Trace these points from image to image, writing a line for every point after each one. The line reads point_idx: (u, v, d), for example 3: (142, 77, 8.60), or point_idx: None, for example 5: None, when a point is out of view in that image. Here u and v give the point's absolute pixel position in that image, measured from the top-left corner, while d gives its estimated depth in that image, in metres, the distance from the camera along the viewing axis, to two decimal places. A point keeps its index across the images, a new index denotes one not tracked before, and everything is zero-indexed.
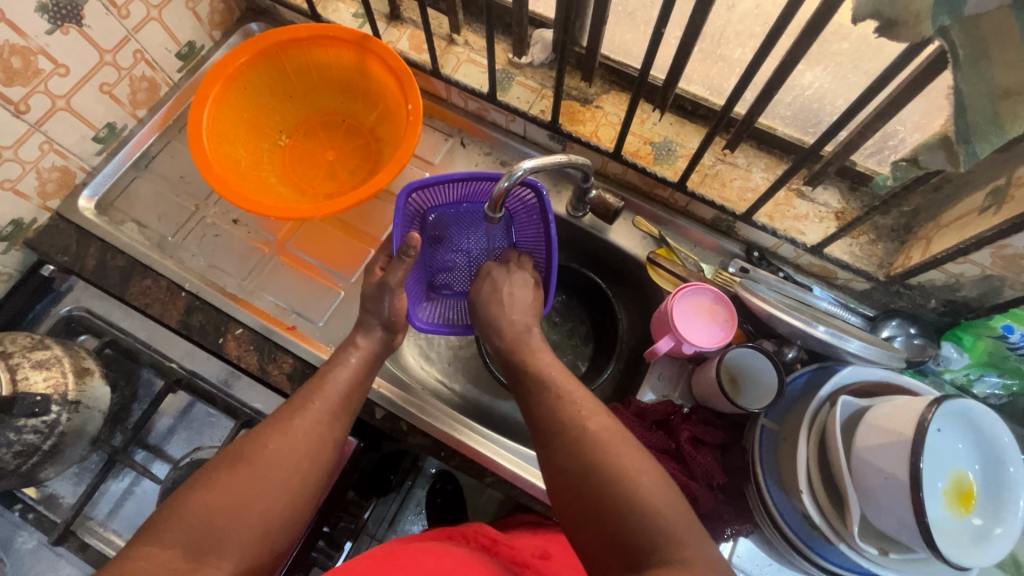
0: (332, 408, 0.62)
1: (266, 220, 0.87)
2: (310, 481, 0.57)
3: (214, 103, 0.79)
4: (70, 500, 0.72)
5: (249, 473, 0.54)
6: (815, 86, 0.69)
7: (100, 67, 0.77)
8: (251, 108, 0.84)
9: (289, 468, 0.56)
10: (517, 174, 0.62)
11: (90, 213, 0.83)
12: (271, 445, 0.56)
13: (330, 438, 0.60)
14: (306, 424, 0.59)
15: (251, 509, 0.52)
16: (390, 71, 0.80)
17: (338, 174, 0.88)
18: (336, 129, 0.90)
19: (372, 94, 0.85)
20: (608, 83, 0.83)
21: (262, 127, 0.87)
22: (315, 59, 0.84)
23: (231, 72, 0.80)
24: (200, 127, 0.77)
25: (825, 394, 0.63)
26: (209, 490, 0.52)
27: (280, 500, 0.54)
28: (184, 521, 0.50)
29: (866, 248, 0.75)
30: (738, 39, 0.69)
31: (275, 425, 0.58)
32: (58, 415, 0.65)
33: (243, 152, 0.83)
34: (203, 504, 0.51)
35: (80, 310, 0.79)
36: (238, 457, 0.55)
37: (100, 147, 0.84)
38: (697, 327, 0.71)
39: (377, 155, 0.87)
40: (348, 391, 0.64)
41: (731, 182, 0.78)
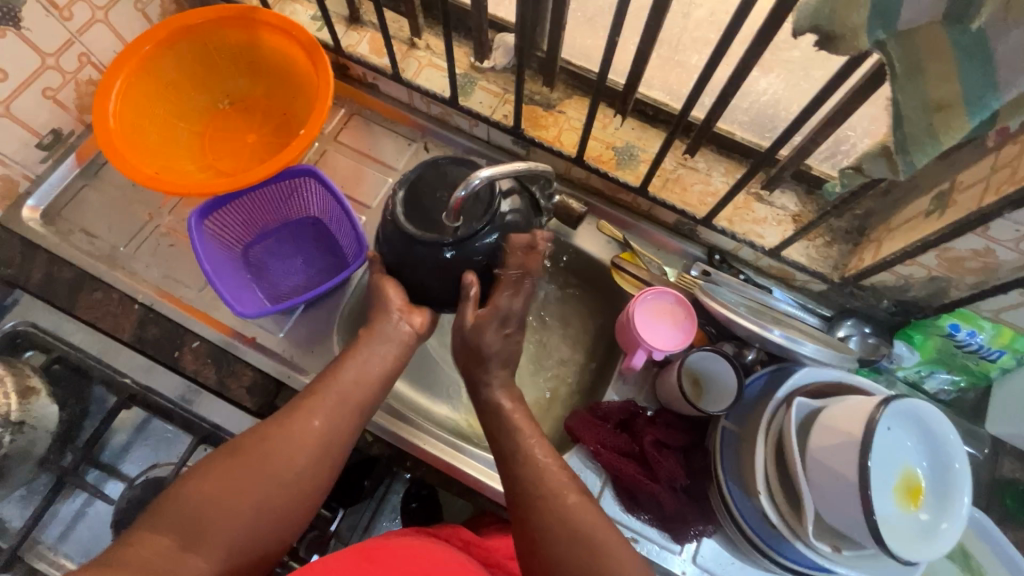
0: (328, 408, 0.61)
1: (191, 207, 0.84)
2: (298, 478, 0.57)
3: (124, 87, 0.76)
4: (18, 524, 0.69)
5: (249, 467, 0.55)
6: (770, 93, 0.70)
7: (42, 72, 0.74)
8: (163, 93, 0.81)
9: (277, 463, 0.56)
10: (475, 182, 0.58)
11: (35, 223, 0.79)
12: (270, 441, 0.57)
13: (334, 435, 0.60)
14: (314, 418, 0.60)
15: (241, 497, 0.54)
16: (301, 48, 0.79)
17: (258, 157, 0.86)
18: (253, 112, 0.88)
19: (285, 71, 0.83)
20: (570, 88, 0.83)
21: (176, 114, 0.84)
22: (226, 40, 0.82)
23: (139, 57, 0.77)
24: (107, 110, 0.74)
25: (782, 396, 0.65)
26: (208, 480, 0.54)
27: (278, 492, 0.55)
28: (184, 506, 0.53)
29: (822, 251, 0.76)
30: (694, 44, 0.72)
31: (282, 416, 0.60)
32: (0, 436, 0.63)
33: (156, 135, 0.81)
34: (198, 497, 0.53)
35: (26, 326, 0.75)
36: (254, 447, 0.57)
37: (45, 154, 0.81)
38: (664, 331, 0.71)
39: (295, 135, 0.84)
40: (357, 384, 0.64)
41: (692, 186, 0.79)
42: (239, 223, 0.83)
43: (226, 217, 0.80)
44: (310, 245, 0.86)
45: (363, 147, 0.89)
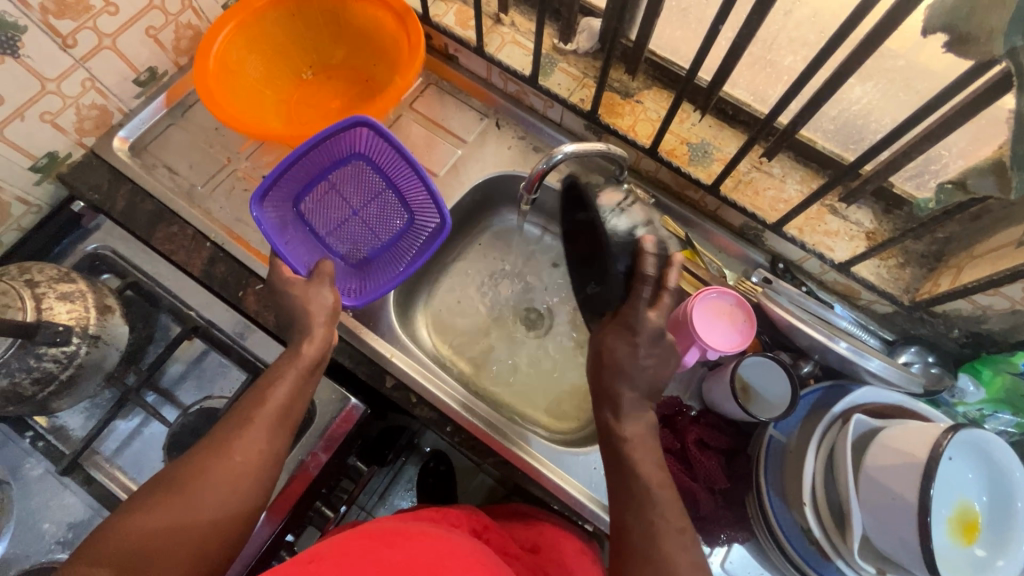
0: (266, 430, 0.58)
1: (267, 155, 0.87)
2: (245, 505, 0.54)
3: (230, 36, 0.80)
4: (79, 434, 0.72)
5: (189, 498, 0.51)
6: (864, 101, 0.68)
7: (148, 10, 0.77)
8: (262, 49, 0.84)
9: (223, 490, 0.53)
10: (557, 157, 0.64)
11: (123, 154, 0.83)
12: (211, 466, 0.54)
13: (272, 456, 0.57)
14: (252, 440, 0.57)
15: (187, 525, 0.50)
16: (397, 16, 0.81)
17: (339, 120, 0.87)
18: (340, 79, 0.89)
19: (377, 40, 0.85)
20: (651, 78, 0.82)
21: (271, 71, 0.86)
22: (326, 7, 0.85)
23: (248, 10, 0.81)
24: (211, 53, 0.78)
25: (839, 410, 0.63)
26: (146, 515, 0.50)
27: (223, 519, 0.52)
28: (119, 543, 0.47)
29: (894, 272, 0.74)
30: (790, 45, 0.68)
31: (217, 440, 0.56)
32: (78, 346, 0.65)
33: (249, 87, 0.83)
34: (135, 533, 0.48)
35: (106, 250, 0.80)
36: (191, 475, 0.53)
37: (140, 90, 0.85)
38: (720, 331, 0.69)
39: (378, 99, 0.87)
40: (291, 400, 0.61)
41: (764, 191, 0.78)
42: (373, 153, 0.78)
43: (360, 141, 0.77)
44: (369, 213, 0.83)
45: (437, 117, 0.90)
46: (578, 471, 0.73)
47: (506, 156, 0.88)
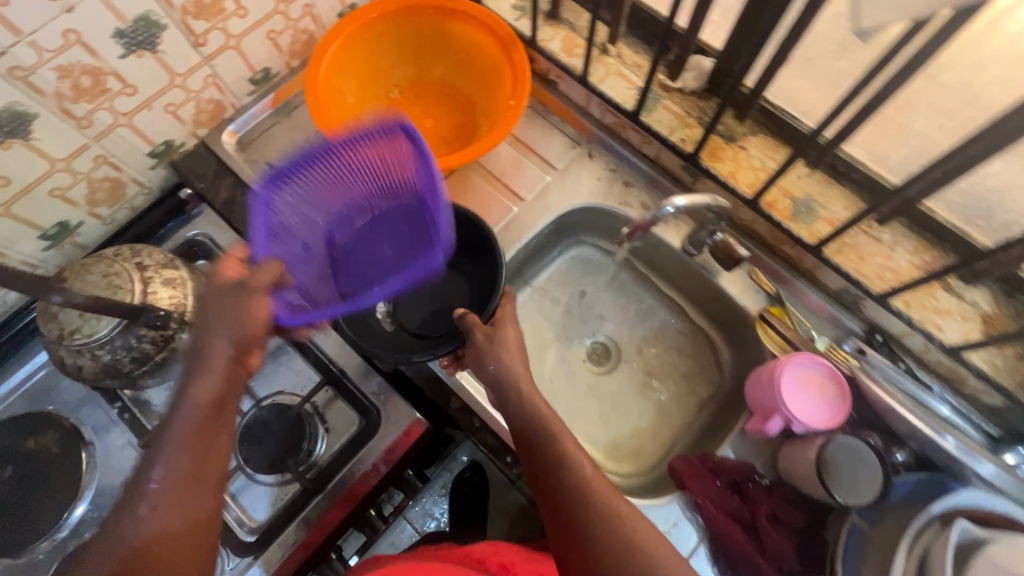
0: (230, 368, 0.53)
1: None
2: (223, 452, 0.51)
3: (337, 50, 0.81)
4: (162, 411, 0.76)
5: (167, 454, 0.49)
6: (1004, 176, 0.62)
7: (272, 15, 0.80)
8: (365, 65, 0.86)
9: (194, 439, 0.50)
10: (667, 209, 0.65)
11: (231, 147, 0.88)
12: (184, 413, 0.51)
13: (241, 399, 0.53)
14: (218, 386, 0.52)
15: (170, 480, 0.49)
16: (496, 39, 0.82)
17: (431, 141, 0.89)
18: (429, 97, 0.91)
19: (476, 66, 0.87)
20: (759, 125, 0.79)
21: (371, 85, 0.88)
22: (423, 28, 0.85)
23: (358, 25, 0.81)
24: (320, 70, 0.79)
25: (936, 511, 0.58)
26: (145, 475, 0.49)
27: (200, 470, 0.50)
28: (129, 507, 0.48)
29: (1013, 363, 0.68)
30: (926, 110, 0.63)
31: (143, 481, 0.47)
32: (175, 331, 0.68)
33: (349, 101, 0.85)
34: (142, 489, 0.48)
35: (204, 237, 0.84)
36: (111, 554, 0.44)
37: (253, 88, 0.89)
38: (807, 402, 0.66)
39: (472, 123, 0.89)
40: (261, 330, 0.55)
41: (870, 258, 0.73)
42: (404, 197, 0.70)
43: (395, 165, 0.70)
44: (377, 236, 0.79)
45: (529, 140, 0.90)
46: None
47: (595, 187, 0.87)
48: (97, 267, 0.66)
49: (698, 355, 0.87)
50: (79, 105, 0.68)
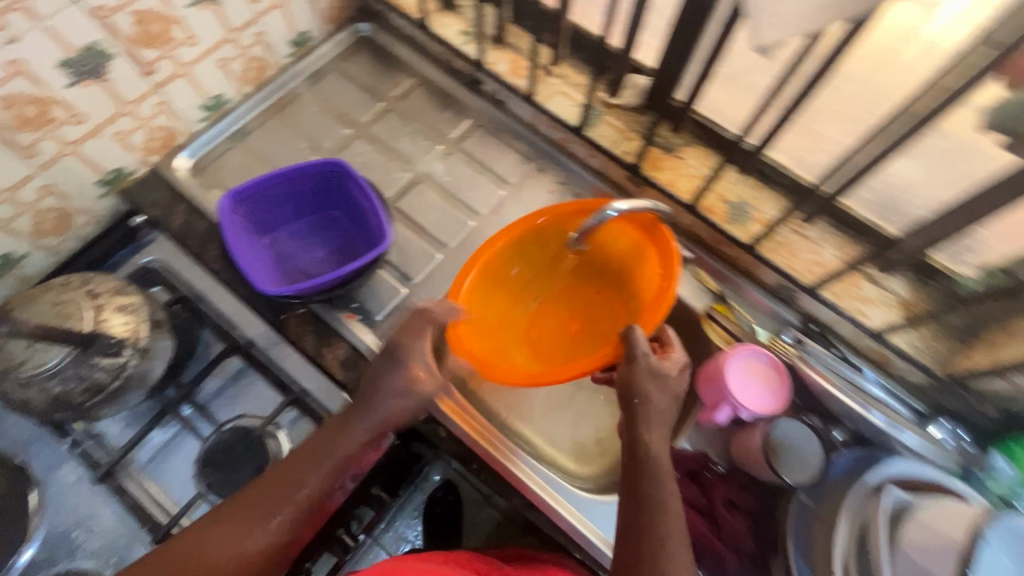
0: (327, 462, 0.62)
1: None
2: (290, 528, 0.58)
3: (472, 279, 0.77)
4: (119, 443, 0.74)
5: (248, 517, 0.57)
6: (906, 176, 0.69)
7: (223, 43, 0.83)
8: (504, 290, 0.82)
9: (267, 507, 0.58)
10: (608, 213, 0.68)
11: (184, 173, 0.88)
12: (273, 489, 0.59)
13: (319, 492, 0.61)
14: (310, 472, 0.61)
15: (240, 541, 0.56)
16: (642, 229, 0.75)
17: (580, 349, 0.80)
18: (590, 279, 0.84)
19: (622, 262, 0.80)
20: (693, 136, 0.86)
21: (516, 295, 0.84)
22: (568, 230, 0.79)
23: (490, 255, 0.77)
24: (461, 290, 0.75)
25: (873, 482, 0.63)
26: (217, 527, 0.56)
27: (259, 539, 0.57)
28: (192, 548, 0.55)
29: (929, 343, 0.75)
30: (835, 117, 0.70)
31: (272, 484, 0.59)
32: (128, 358, 0.68)
33: (513, 274, 0.82)
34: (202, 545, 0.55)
35: (159, 264, 0.83)
36: (230, 520, 0.57)
37: (205, 114, 0.89)
38: (750, 389, 0.70)
39: (628, 316, 0.78)
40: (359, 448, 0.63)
41: (800, 253, 0.80)
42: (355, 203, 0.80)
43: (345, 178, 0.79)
44: (322, 228, 0.85)
45: (482, 158, 0.93)
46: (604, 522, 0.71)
47: (547, 200, 0.91)
48: (47, 296, 0.66)
49: None
50: (23, 135, 0.68)
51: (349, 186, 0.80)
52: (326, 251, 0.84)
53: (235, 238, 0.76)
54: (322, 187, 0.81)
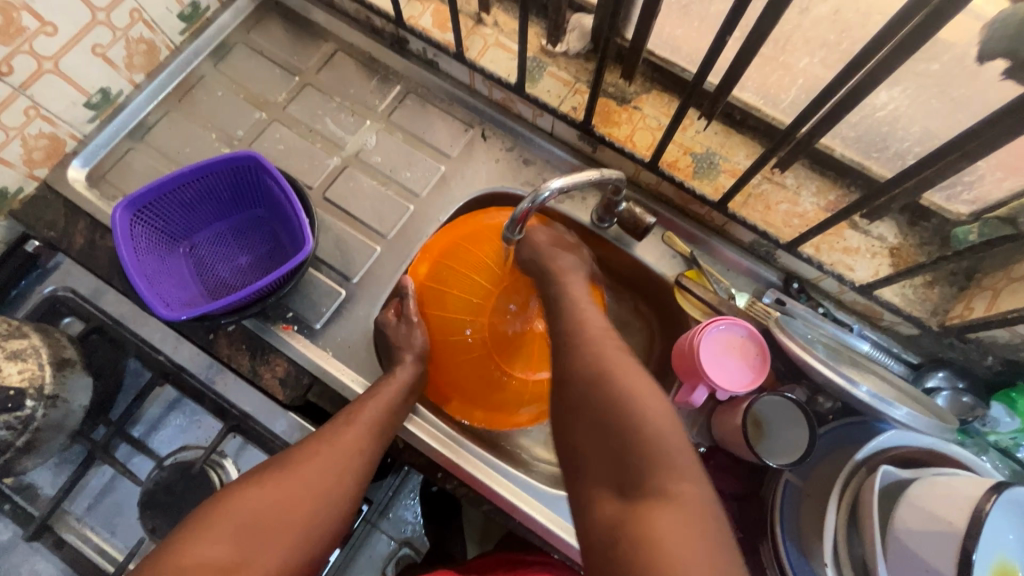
0: (367, 425, 0.62)
1: None
2: (350, 485, 0.59)
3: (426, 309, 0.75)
4: (49, 493, 0.68)
5: (303, 476, 0.57)
6: (891, 108, 0.59)
7: (92, 27, 0.70)
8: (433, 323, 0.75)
9: (320, 468, 0.58)
10: (544, 194, 0.57)
11: (80, 185, 0.77)
12: (315, 453, 0.59)
13: (372, 453, 0.61)
14: (355, 431, 0.61)
15: (299, 500, 0.56)
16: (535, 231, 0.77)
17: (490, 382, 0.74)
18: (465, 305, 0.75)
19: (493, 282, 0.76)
20: (649, 81, 0.75)
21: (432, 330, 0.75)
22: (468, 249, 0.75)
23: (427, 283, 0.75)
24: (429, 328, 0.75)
25: (861, 458, 0.58)
26: (260, 490, 0.55)
27: (322, 498, 0.57)
28: (241, 513, 0.53)
29: (920, 292, 0.68)
30: (806, 46, 0.60)
31: (324, 435, 0.61)
32: (33, 410, 0.61)
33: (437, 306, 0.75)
34: (254, 506, 0.54)
35: (66, 292, 0.74)
36: (294, 470, 0.57)
37: (93, 113, 0.78)
38: (728, 367, 0.64)
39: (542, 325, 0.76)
40: (391, 409, 0.64)
41: (777, 206, 0.71)
42: (280, 203, 0.71)
43: (262, 175, 0.70)
44: (245, 232, 0.76)
45: (416, 129, 0.83)
46: None
47: (494, 170, 0.81)
48: None
49: (631, 332, 0.83)
50: None
51: (268, 182, 0.70)
52: (250, 256, 0.75)
53: (137, 254, 0.66)
54: (235, 184, 0.71)
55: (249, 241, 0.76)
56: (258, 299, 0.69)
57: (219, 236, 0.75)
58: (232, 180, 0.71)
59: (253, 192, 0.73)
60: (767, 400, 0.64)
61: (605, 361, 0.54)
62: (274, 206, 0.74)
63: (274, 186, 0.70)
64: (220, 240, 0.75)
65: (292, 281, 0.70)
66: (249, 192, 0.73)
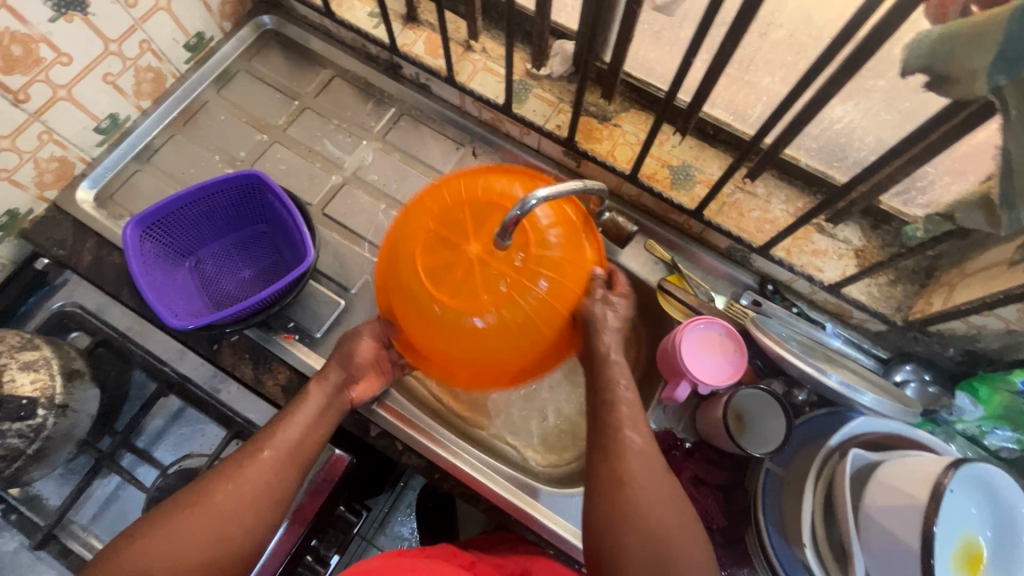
0: (278, 454, 0.59)
1: None
2: (257, 523, 0.56)
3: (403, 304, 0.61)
4: (56, 503, 0.70)
5: (198, 518, 0.53)
6: (846, 120, 0.65)
7: (104, 57, 0.75)
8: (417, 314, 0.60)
9: (220, 510, 0.54)
10: (531, 202, 0.55)
11: (88, 205, 0.81)
12: (217, 493, 0.55)
13: (282, 483, 0.58)
14: (260, 462, 0.58)
15: (195, 548, 0.52)
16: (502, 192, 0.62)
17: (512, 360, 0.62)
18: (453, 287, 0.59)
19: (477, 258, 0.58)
20: (628, 101, 0.81)
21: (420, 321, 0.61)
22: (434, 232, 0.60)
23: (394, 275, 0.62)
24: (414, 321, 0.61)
25: (834, 444, 0.61)
26: (148, 538, 0.52)
27: (222, 543, 0.53)
28: (128, 565, 0.50)
29: (885, 290, 0.73)
30: (768, 67, 0.66)
31: (227, 471, 0.57)
32: (44, 418, 0.63)
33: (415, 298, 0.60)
34: (141, 557, 0.51)
35: (73, 306, 0.77)
36: (190, 516, 0.54)
37: (102, 137, 0.82)
38: (706, 362, 0.68)
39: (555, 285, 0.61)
40: (310, 429, 0.62)
41: (749, 213, 0.76)
42: (282, 218, 0.75)
43: (265, 192, 0.74)
44: (247, 247, 0.79)
45: (410, 149, 0.87)
46: (573, 515, 0.70)
47: None
48: None
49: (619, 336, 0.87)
50: None
51: (269, 199, 0.74)
52: (253, 269, 0.79)
53: (146, 270, 0.70)
54: (239, 201, 0.75)
55: (252, 254, 0.79)
56: (262, 309, 0.72)
57: (221, 251, 0.79)
58: (235, 197, 0.74)
59: (255, 209, 0.77)
60: (746, 395, 0.68)
61: (625, 451, 0.58)
62: (276, 221, 0.78)
63: (275, 202, 0.74)
64: (223, 255, 0.79)
65: (295, 292, 0.73)
66: (250, 208, 0.77)
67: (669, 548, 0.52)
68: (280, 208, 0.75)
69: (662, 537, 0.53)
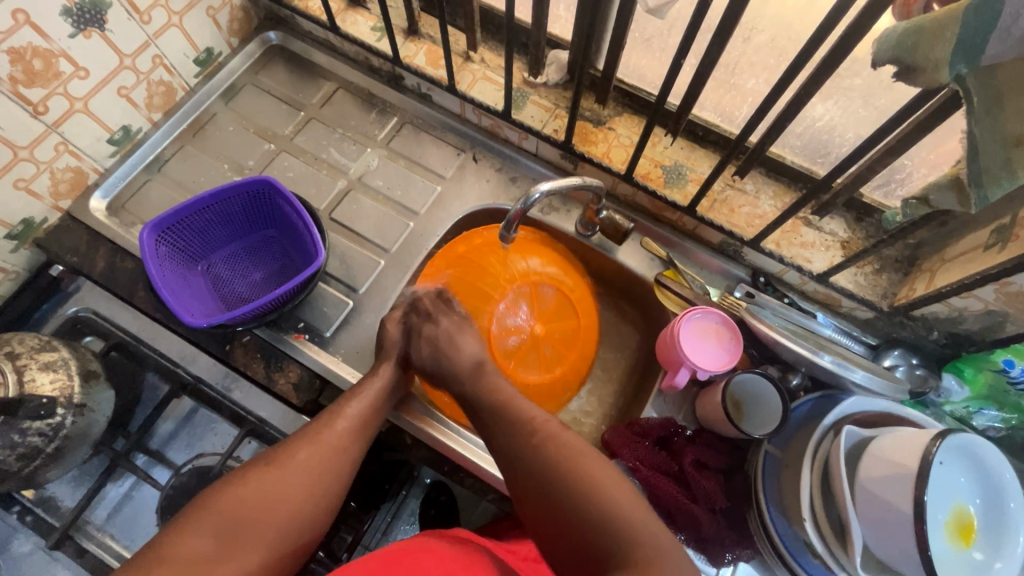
0: (352, 424, 0.64)
1: None
2: (334, 484, 0.60)
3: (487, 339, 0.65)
4: (70, 504, 0.71)
5: (283, 476, 0.58)
6: (827, 118, 0.69)
7: (120, 71, 0.78)
8: None
9: (302, 470, 0.59)
10: (534, 195, 0.64)
11: (101, 214, 0.83)
12: (299, 453, 0.60)
13: (354, 452, 0.63)
14: (338, 430, 0.63)
15: (282, 502, 0.56)
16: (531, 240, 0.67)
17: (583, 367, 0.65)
18: None
19: None
20: (621, 105, 0.85)
21: None
22: None
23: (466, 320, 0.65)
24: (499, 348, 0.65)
25: (829, 423, 0.64)
26: (241, 486, 0.56)
27: (304, 502, 0.58)
28: (223, 511, 0.54)
29: (871, 278, 0.76)
30: (752, 69, 0.70)
31: (306, 436, 0.62)
32: (63, 417, 0.64)
33: None
34: (233, 504, 0.55)
35: (87, 312, 0.80)
36: (277, 470, 0.58)
37: (114, 149, 0.85)
38: (704, 350, 0.71)
39: None
40: (372, 408, 0.66)
41: (740, 209, 0.79)
42: (293, 222, 0.78)
43: (276, 197, 0.76)
44: (258, 252, 0.82)
45: (412, 155, 0.91)
46: None
47: (485, 189, 0.89)
48: None
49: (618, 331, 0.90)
50: None
51: (280, 203, 0.77)
52: (263, 272, 0.81)
53: (162, 273, 0.72)
54: (250, 207, 0.78)
55: (262, 258, 0.82)
56: (275, 308, 0.74)
57: (232, 256, 0.81)
58: (247, 202, 0.77)
59: (267, 214, 0.80)
60: (743, 381, 0.71)
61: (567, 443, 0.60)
62: (286, 225, 0.81)
63: (286, 206, 0.77)
64: (234, 259, 0.81)
65: (304, 292, 0.75)
66: (262, 214, 0.80)
67: (616, 533, 0.52)
68: (291, 212, 0.77)
69: (619, 525, 0.53)
